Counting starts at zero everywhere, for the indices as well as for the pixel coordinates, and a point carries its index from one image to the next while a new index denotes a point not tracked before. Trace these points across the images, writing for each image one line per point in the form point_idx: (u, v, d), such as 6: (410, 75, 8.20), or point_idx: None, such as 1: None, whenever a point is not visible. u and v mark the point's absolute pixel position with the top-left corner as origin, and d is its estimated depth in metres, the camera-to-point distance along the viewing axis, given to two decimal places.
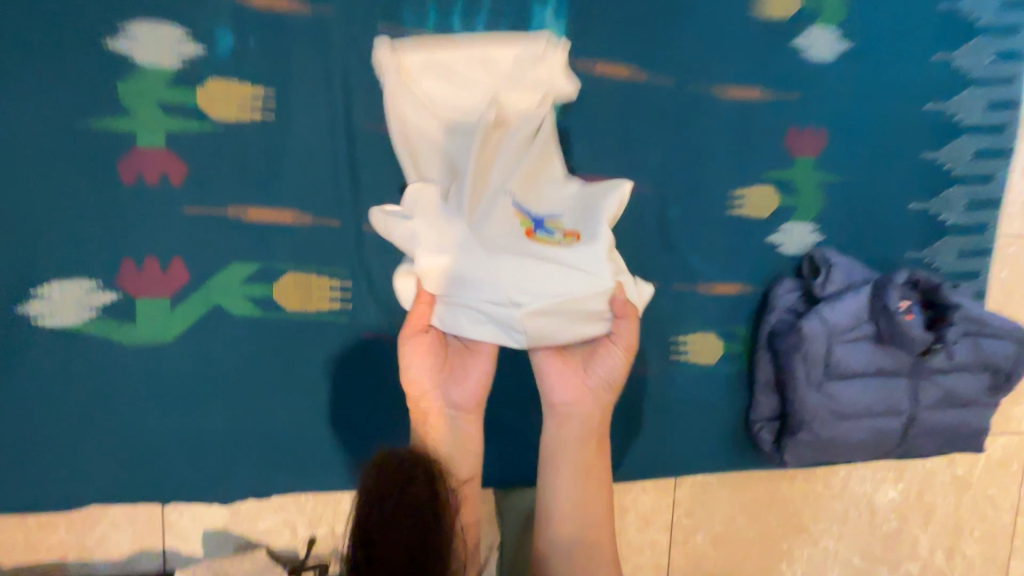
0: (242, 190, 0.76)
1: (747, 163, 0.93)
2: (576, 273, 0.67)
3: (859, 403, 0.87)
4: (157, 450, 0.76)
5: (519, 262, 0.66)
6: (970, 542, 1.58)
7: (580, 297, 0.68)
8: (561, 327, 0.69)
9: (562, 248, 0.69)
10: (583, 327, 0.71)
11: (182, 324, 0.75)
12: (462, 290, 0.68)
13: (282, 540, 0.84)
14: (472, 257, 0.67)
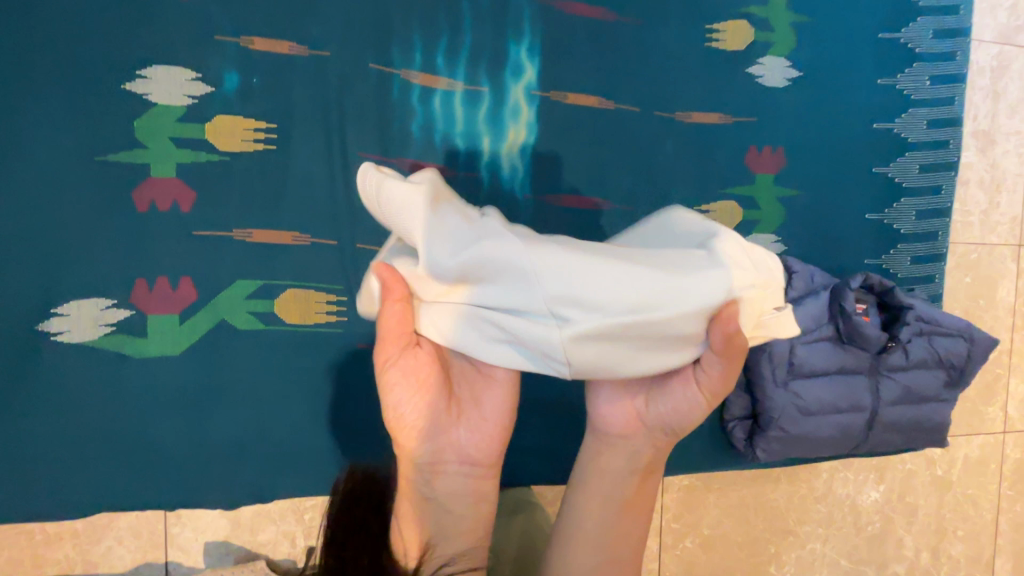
0: (247, 213, 0.83)
1: (712, 180, 1.01)
2: (661, 298, 0.56)
3: (823, 399, 0.93)
4: (165, 458, 0.81)
5: (577, 283, 0.56)
6: (955, 542, 1.62)
7: (654, 325, 0.56)
8: (613, 359, 0.58)
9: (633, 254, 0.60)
10: (656, 356, 0.60)
11: (190, 338, 0.81)
12: (499, 309, 0.59)
13: (281, 551, 0.87)
14: (527, 274, 0.57)
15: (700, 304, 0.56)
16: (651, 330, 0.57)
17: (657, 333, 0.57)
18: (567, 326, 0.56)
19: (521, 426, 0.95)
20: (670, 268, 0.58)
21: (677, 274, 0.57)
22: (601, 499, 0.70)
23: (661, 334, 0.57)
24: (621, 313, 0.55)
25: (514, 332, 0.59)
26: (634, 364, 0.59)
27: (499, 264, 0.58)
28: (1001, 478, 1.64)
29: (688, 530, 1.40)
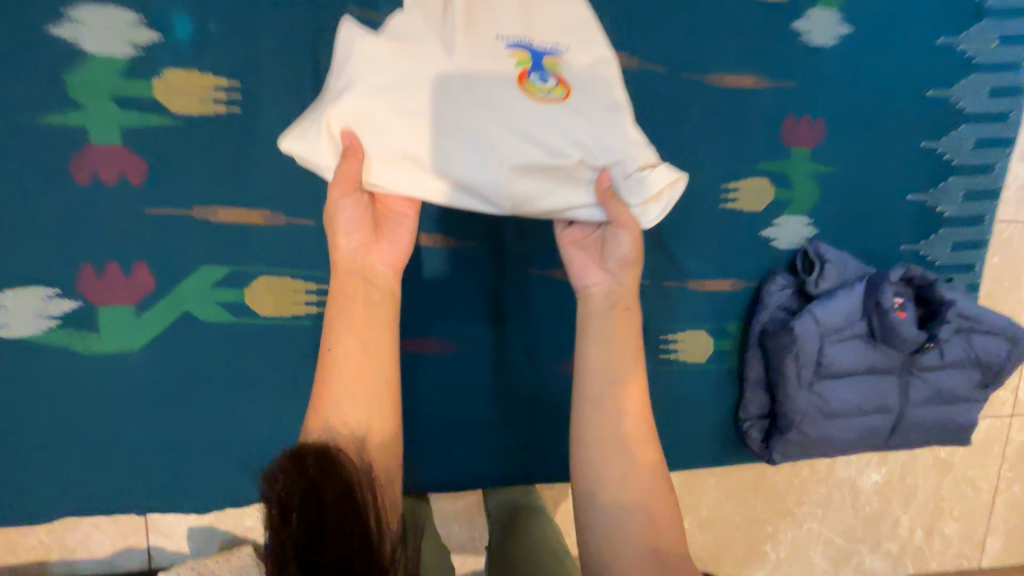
0: (208, 188, 0.71)
1: (742, 154, 0.90)
2: (593, 96, 0.60)
3: (848, 402, 0.86)
4: (128, 462, 0.73)
5: (510, 84, 0.58)
6: (949, 520, 1.62)
7: (567, 133, 0.57)
8: (549, 181, 0.58)
9: (556, 105, 0.58)
10: (570, 192, 0.59)
11: (150, 332, 0.71)
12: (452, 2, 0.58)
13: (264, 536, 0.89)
14: (465, 52, 0.57)
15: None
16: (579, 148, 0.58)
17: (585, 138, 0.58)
18: (500, 116, 0.57)
19: (523, 423, 0.88)
20: (576, 53, 0.61)
21: (584, 20, 0.62)
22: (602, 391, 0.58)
23: (590, 153, 0.58)
24: (547, 104, 0.58)
25: (464, 171, 0.57)
26: (570, 165, 0.57)
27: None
28: (1003, 460, 1.61)
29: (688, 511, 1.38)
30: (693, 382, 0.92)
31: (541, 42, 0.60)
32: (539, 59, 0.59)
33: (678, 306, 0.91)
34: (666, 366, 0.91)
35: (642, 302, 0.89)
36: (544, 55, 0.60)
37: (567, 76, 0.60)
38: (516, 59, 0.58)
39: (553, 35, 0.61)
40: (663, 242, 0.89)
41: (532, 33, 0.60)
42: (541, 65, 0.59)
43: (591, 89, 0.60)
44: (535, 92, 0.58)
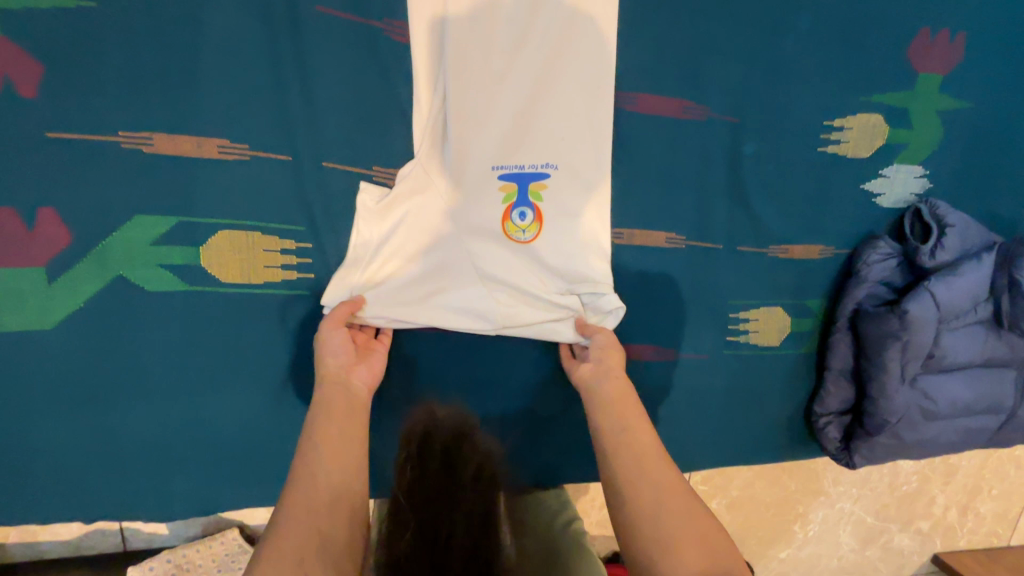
0: (143, 109, 0.51)
1: (854, 80, 0.68)
2: (573, 217, 0.63)
3: (957, 400, 0.70)
4: (57, 466, 0.57)
5: (494, 220, 0.61)
6: (986, 499, 1.29)
7: (535, 266, 0.63)
8: (525, 308, 0.62)
9: (530, 243, 0.62)
10: (543, 321, 0.63)
11: (70, 304, 0.54)
12: (455, 94, 0.56)
13: (256, 520, 0.73)
14: (461, 175, 0.59)
15: (609, 32, 0.59)
16: (546, 276, 0.63)
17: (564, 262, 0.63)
18: (492, 249, 0.61)
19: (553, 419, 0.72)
20: (575, 165, 0.61)
21: (587, 128, 0.61)
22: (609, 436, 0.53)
23: (556, 282, 0.63)
24: (521, 244, 0.62)
25: (455, 302, 0.61)
26: (541, 297, 0.62)
27: (455, 13, 0.54)
28: None
29: (715, 491, 1.13)
30: (760, 367, 0.76)
31: (530, 159, 0.60)
32: (526, 185, 0.61)
33: (751, 274, 0.72)
34: (731, 349, 0.74)
35: (708, 270, 0.71)
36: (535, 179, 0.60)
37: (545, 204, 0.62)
38: (502, 193, 0.60)
39: (543, 147, 0.60)
40: (739, 195, 0.69)
41: (524, 147, 0.60)
42: (522, 197, 0.61)
43: (568, 215, 0.63)
44: (513, 231, 0.61)
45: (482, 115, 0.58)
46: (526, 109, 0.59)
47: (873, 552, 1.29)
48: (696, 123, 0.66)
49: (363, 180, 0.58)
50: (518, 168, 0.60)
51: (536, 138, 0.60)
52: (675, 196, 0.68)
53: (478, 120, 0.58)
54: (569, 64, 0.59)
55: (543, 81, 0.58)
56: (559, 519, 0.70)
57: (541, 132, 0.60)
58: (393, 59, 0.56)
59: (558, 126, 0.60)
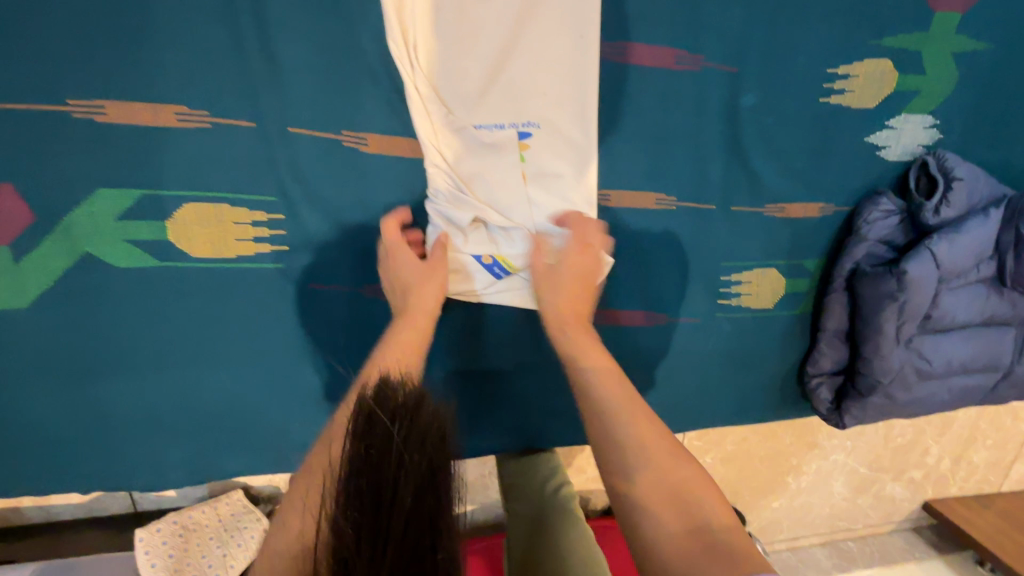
0: (93, 74, 0.48)
1: (863, 20, 0.63)
2: (558, 176, 0.60)
3: (954, 359, 0.68)
4: (44, 445, 0.57)
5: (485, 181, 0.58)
6: (981, 449, 1.30)
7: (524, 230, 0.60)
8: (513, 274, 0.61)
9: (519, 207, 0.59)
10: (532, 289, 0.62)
11: (39, 284, 0.52)
12: (433, 45, 0.53)
13: (259, 479, 0.75)
14: (443, 130, 0.56)
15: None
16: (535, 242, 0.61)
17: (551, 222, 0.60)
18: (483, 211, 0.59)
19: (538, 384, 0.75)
20: (559, 122, 0.58)
21: (572, 80, 0.57)
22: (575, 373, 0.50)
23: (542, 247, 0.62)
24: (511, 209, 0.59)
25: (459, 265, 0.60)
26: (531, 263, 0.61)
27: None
28: None
29: (710, 446, 1.14)
30: (753, 329, 0.74)
31: (510, 116, 0.57)
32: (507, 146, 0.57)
33: (745, 235, 0.70)
34: (723, 313, 0.73)
35: (701, 231, 0.69)
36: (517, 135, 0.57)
37: (529, 166, 0.59)
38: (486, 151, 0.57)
39: (524, 103, 0.57)
40: (735, 151, 0.66)
41: (504, 103, 0.56)
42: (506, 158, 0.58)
43: (550, 176, 0.60)
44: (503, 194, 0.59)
45: (459, 68, 0.54)
46: (504, 62, 0.55)
47: (865, 500, 1.32)
48: (690, 74, 0.61)
49: (333, 145, 0.55)
50: (499, 126, 0.57)
51: (514, 95, 0.56)
52: (667, 154, 0.64)
53: (456, 74, 0.54)
54: (547, 10, 0.54)
55: (518, 31, 0.54)
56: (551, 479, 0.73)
57: (519, 89, 0.56)
58: (358, 10, 0.51)
59: (540, 79, 0.56)
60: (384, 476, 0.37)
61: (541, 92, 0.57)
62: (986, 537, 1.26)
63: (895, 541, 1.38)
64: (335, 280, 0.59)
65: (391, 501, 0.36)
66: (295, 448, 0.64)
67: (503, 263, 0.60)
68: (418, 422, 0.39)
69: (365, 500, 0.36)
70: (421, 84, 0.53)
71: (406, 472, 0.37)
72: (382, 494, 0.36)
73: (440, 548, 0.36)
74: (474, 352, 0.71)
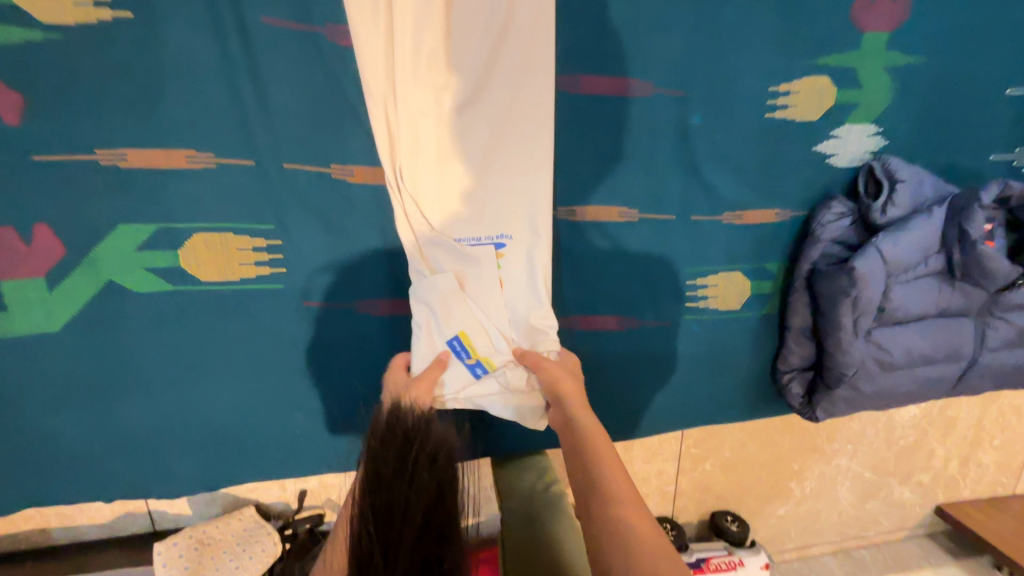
0: (117, 128, 0.56)
1: (798, 42, 0.69)
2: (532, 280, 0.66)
3: (914, 351, 0.72)
4: (72, 456, 0.64)
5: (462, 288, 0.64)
6: (988, 450, 1.29)
7: (496, 335, 0.64)
8: (488, 386, 0.65)
9: (495, 314, 0.65)
10: (508, 397, 0.65)
11: (69, 309, 0.59)
12: (419, 178, 0.61)
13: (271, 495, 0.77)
14: (423, 196, 0.62)
15: (551, 88, 0.61)
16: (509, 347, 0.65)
17: (528, 323, 0.66)
18: (461, 313, 0.63)
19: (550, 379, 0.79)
20: (524, 227, 0.65)
21: (533, 176, 0.64)
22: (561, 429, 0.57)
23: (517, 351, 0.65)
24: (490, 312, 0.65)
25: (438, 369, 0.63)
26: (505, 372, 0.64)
27: (401, 18, 0.56)
28: None
29: (709, 453, 1.13)
30: (724, 329, 0.79)
31: (484, 229, 0.65)
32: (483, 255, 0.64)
33: (708, 241, 0.75)
34: (692, 316, 0.78)
35: (665, 239, 0.74)
36: (493, 248, 0.64)
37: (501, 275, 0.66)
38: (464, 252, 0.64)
39: (498, 217, 0.65)
40: (690, 164, 0.72)
41: (480, 210, 0.64)
42: (482, 267, 0.64)
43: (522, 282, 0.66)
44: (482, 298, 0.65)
45: (443, 195, 0.63)
46: (477, 184, 0.64)
47: (873, 505, 1.29)
48: (641, 98, 0.68)
49: (322, 177, 0.62)
50: (479, 240, 0.65)
51: (487, 209, 0.65)
52: (628, 170, 0.70)
53: (439, 199, 0.63)
54: (512, 118, 0.62)
55: (487, 137, 0.62)
56: (546, 486, 0.74)
57: (490, 203, 0.65)
58: (339, 60, 0.59)
59: (508, 187, 0.64)
60: (399, 493, 0.45)
61: (510, 201, 0.65)
62: (1002, 541, 1.23)
63: (910, 549, 1.34)
64: (329, 296, 0.66)
65: (403, 518, 0.43)
66: (301, 449, 0.70)
67: (469, 348, 0.63)
68: (428, 444, 0.47)
69: (381, 514, 0.44)
70: (400, 125, 0.59)
71: (415, 491, 0.44)
72: (396, 510, 0.44)
73: (446, 557, 0.43)
74: None
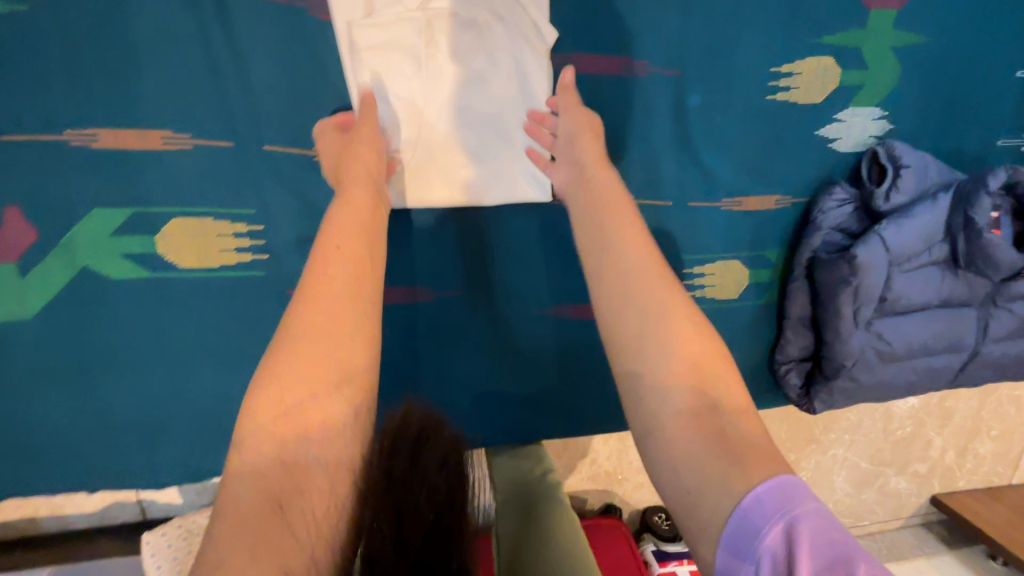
0: (88, 106, 0.54)
1: (801, 21, 0.67)
2: (510, 149, 0.63)
3: (914, 341, 0.70)
4: (52, 446, 0.62)
5: (429, 151, 0.61)
6: (985, 440, 1.25)
7: (470, 188, 0.63)
8: (451, 169, 0.62)
9: (467, 172, 0.62)
10: (473, 186, 0.63)
11: (45, 295, 0.58)
12: (415, 142, 0.60)
13: None
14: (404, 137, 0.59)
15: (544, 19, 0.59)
16: (480, 193, 0.63)
17: (508, 187, 0.63)
18: (427, 171, 0.61)
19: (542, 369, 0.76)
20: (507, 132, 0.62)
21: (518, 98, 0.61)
22: (602, 301, 0.46)
23: (490, 196, 0.63)
24: (462, 168, 0.62)
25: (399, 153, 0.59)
26: (477, 195, 0.63)
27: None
28: None
29: None
30: (721, 319, 0.77)
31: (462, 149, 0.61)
32: (461, 162, 0.62)
33: (706, 227, 0.73)
34: None
35: (662, 225, 0.72)
36: (465, 140, 0.61)
37: (475, 151, 0.62)
38: (438, 148, 0.61)
39: (479, 133, 0.62)
40: (688, 148, 0.69)
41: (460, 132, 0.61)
42: (454, 144, 0.61)
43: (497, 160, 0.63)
44: (451, 159, 0.61)
45: (446, 168, 0.61)
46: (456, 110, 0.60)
47: (870, 496, 1.26)
48: (637, 79, 0.65)
49: (305, 160, 0.59)
50: (451, 138, 0.61)
51: (465, 105, 0.60)
52: (624, 154, 0.68)
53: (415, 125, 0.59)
54: (495, 47, 0.59)
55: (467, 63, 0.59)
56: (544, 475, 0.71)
57: (467, 107, 0.60)
58: (321, 37, 0.56)
59: (489, 106, 0.61)
60: (410, 489, 0.31)
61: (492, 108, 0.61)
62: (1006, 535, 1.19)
63: (905, 537, 1.30)
64: None
65: (414, 512, 0.30)
66: None
67: (429, 172, 0.61)
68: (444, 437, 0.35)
69: (387, 518, 0.30)
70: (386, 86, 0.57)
71: (428, 487, 0.32)
72: (404, 507, 0.31)
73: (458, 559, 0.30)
74: (468, 349, 0.73)
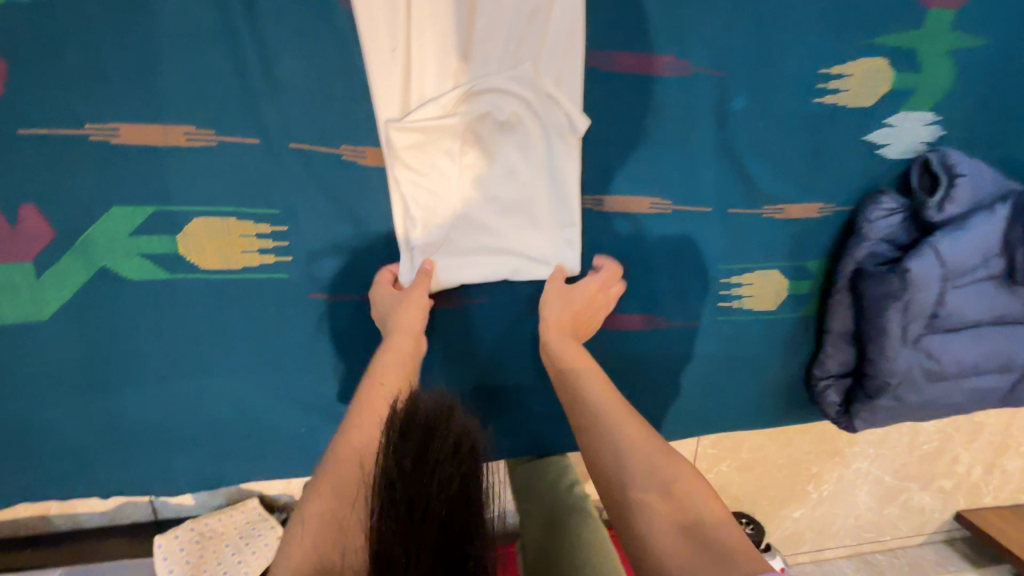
0: (109, 102, 0.52)
1: (854, 21, 0.63)
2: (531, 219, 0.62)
3: (964, 360, 0.66)
4: (64, 451, 0.60)
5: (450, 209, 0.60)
6: (1015, 456, 1.17)
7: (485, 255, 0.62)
8: (468, 233, 0.61)
9: (484, 238, 0.62)
10: (487, 255, 0.62)
11: (61, 295, 0.56)
12: (438, 199, 0.59)
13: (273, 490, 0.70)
14: (427, 162, 0.57)
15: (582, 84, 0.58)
16: (495, 262, 0.63)
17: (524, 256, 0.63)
18: (440, 216, 0.60)
19: None
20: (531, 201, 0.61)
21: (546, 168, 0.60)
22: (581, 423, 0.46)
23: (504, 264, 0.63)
24: (478, 236, 0.62)
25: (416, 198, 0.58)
26: (493, 264, 0.63)
27: None
28: None
29: (724, 453, 1.09)
30: (756, 331, 0.74)
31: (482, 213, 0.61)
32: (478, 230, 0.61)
33: (744, 236, 0.70)
34: (723, 316, 0.72)
35: (698, 233, 0.69)
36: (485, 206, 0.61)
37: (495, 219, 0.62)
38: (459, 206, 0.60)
39: (501, 198, 0.61)
40: (729, 152, 0.66)
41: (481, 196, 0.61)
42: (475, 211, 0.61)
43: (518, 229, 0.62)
44: (470, 222, 0.61)
45: (463, 231, 0.61)
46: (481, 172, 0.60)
47: (892, 511, 1.18)
48: (678, 80, 0.62)
49: (330, 160, 0.57)
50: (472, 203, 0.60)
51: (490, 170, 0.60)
52: (662, 158, 0.65)
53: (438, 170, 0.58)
54: (530, 109, 0.58)
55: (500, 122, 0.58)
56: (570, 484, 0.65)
57: (492, 173, 0.60)
58: (352, 32, 0.54)
59: (516, 170, 0.60)
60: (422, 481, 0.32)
61: (518, 173, 0.60)
62: None
63: (926, 554, 1.23)
64: (335, 288, 0.61)
65: (423, 509, 0.30)
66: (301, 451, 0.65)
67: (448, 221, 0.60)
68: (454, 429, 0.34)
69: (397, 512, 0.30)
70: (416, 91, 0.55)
71: (438, 485, 0.32)
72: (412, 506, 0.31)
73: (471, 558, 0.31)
74: (491, 361, 0.69)
